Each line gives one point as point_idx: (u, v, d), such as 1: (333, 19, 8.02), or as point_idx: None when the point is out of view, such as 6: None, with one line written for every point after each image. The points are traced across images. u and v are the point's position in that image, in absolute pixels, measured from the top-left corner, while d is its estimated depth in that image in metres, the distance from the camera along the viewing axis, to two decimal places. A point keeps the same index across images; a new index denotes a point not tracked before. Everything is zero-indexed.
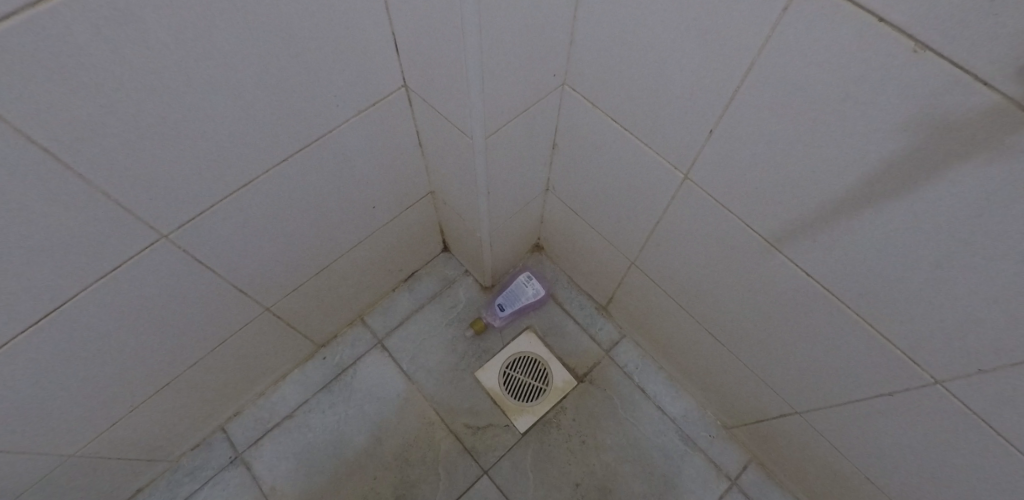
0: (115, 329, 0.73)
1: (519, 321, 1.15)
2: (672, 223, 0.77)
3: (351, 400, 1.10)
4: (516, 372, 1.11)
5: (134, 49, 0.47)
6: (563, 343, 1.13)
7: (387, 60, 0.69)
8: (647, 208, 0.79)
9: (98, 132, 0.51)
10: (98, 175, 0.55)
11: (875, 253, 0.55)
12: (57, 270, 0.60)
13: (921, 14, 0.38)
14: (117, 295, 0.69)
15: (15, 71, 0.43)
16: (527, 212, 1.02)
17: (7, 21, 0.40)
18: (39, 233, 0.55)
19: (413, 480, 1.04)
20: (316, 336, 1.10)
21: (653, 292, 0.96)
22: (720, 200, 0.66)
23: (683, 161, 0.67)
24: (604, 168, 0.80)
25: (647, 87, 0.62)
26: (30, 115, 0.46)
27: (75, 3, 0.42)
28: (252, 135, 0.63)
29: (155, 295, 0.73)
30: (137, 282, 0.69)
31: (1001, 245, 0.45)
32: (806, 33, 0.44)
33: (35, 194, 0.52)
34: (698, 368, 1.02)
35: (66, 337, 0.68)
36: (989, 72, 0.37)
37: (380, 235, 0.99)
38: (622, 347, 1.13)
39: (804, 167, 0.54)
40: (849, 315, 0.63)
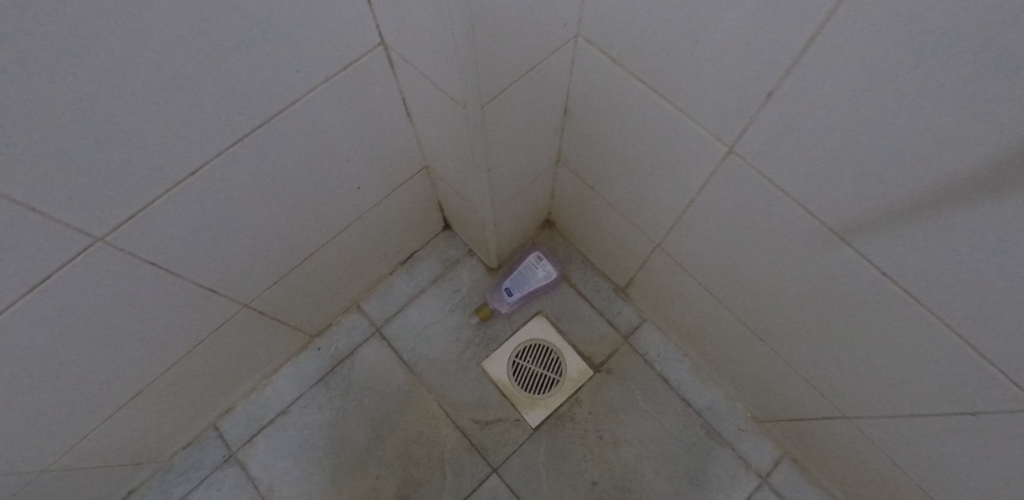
0: (64, 345, 0.63)
1: (529, 305, 1.04)
2: (708, 203, 0.65)
3: (349, 394, 1.02)
4: (527, 362, 1.01)
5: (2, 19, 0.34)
6: (577, 329, 1.03)
7: (359, 13, 0.55)
8: (678, 185, 0.67)
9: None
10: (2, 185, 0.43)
11: (986, 256, 0.42)
12: None
13: None
14: (59, 311, 0.58)
15: None
16: (535, 186, 0.89)
17: None
18: None
19: (417, 479, 0.97)
20: (308, 326, 1.01)
21: (681, 277, 0.84)
22: (775, 180, 0.53)
23: (729, 132, 0.53)
24: (628, 139, 0.67)
25: (686, 37, 0.48)
26: None
27: None
28: (192, 117, 0.50)
29: (106, 305, 0.63)
30: (81, 294, 0.59)
31: None
32: None
33: None
34: (729, 359, 0.92)
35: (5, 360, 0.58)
36: None
37: (369, 217, 0.87)
38: (643, 333, 1.02)
39: (898, 142, 0.41)
40: (933, 323, 0.51)
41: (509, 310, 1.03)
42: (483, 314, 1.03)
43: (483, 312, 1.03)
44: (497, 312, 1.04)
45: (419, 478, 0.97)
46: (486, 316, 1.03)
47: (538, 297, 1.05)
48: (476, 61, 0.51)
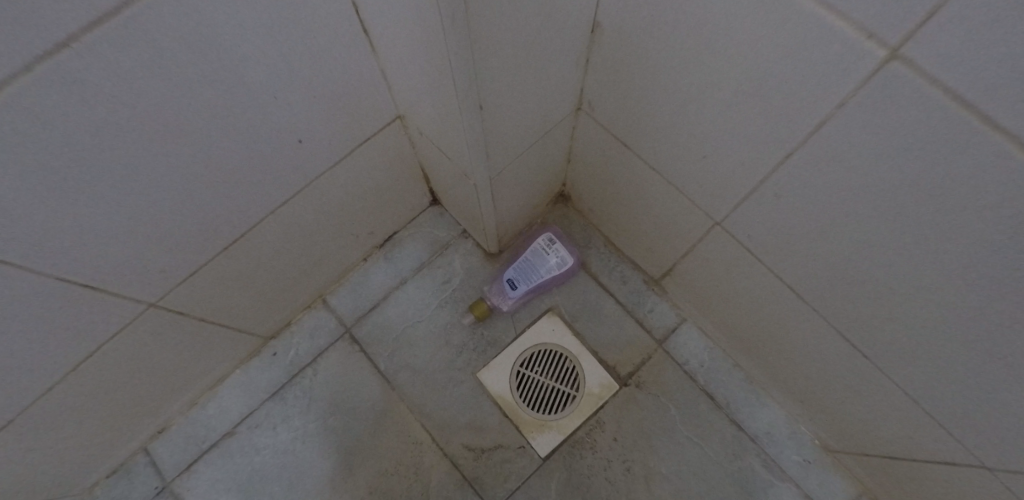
0: None
1: (537, 301, 0.83)
2: (829, 155, 0.41)
3: (310, 412, 0.81)
4: (535, 373, 0.79)
5: None
6: (598, 331, 0.81)
7: None
8: (778, 130, 0.42)
9: None
10: None
11: None
12: None
13: None
14: None
15: None
16: (547, 142, 0.66)
17: None
18: None
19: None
20: (257, 327, 0.79)
21: (748, 268, 0.61)
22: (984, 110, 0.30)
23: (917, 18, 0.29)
24: (702, 54, 0.42)
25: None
26: None
27: None
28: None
29: None
30: None
31: None
32: None
33: None
34: (801, 375, 0.69)
35: None
36: None
37: (324, 186, 0.64)
38: (682, 337, 0.80)
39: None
40: None
41: (512, 306, 0.81)
42: (480, 312, 0.80)
43: (480, 310, 0.81)
44: (497, 308, 0.82)
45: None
46: (482, 314, 0.81)
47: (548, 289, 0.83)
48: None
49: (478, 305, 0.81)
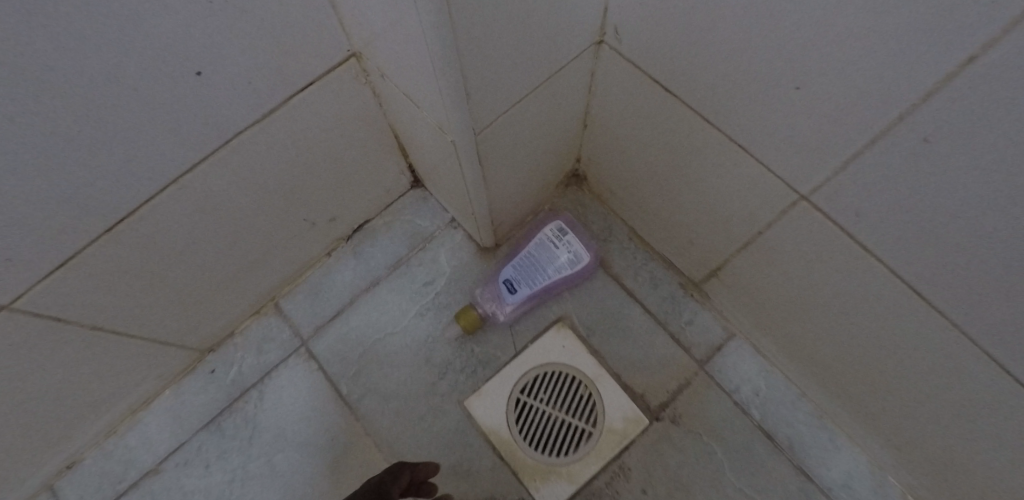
0: None
1: (543, 309, 0.65)
2: None
3: (253, 448, 0.64)
4: (540, 402, 0.62)
5: None
6: (621, 348, 0.62)
7: None
8: (954, 18, 0.23)
9: None
10: None
11: None
12: None
13: None
14: None
15: None
16: (555, 92, 0.48)
17: None
18: None
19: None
20: (185, 338, 0.62)
21: (843, 266, 0.42)
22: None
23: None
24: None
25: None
26: None
27: None
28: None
29: None
30: None
31: None
32: None
33: None
34: (904, 416, 0.50)
35: None
36: None
37: (242, 148, 0.46)
38: (731, 358, 0.61)
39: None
40: None
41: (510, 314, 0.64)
42: (469, 321, 0.63)
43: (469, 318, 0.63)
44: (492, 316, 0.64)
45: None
46: (472, 325, 0.63)
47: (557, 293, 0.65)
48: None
49: (466, 312, 0.63)
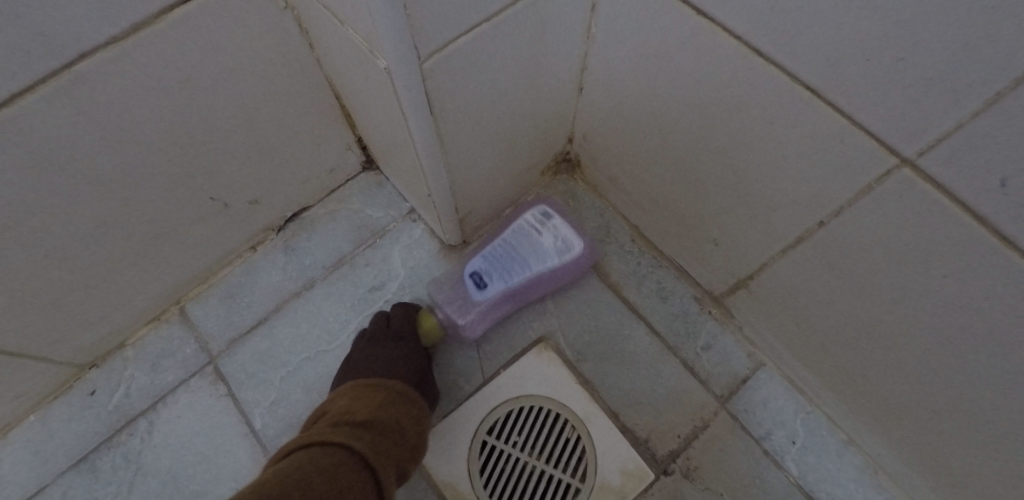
0: None
1: (520, 325, 0.51)
2: None
3: (134, 496, 0.49)
4: (512, 446, 0.47)
5: None
6: (619, 377, 0.49)
7: None
8: None
9: None
10: None
11: None
12: None
13: None
14: None
15: None
16: (543, 25, 0.35)
17: None
18: None
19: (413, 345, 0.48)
20: (51, 350, 0.47)
21: (953, 272, 0.29)
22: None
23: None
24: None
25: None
26: None
27: None
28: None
29: None
30: None
31: None
32: None
33: None
34: (1012, 487, 0.36)
35: None
36: None
37: (94, 78, 0.32)
38: (759, 394, 0.48)
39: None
40: None
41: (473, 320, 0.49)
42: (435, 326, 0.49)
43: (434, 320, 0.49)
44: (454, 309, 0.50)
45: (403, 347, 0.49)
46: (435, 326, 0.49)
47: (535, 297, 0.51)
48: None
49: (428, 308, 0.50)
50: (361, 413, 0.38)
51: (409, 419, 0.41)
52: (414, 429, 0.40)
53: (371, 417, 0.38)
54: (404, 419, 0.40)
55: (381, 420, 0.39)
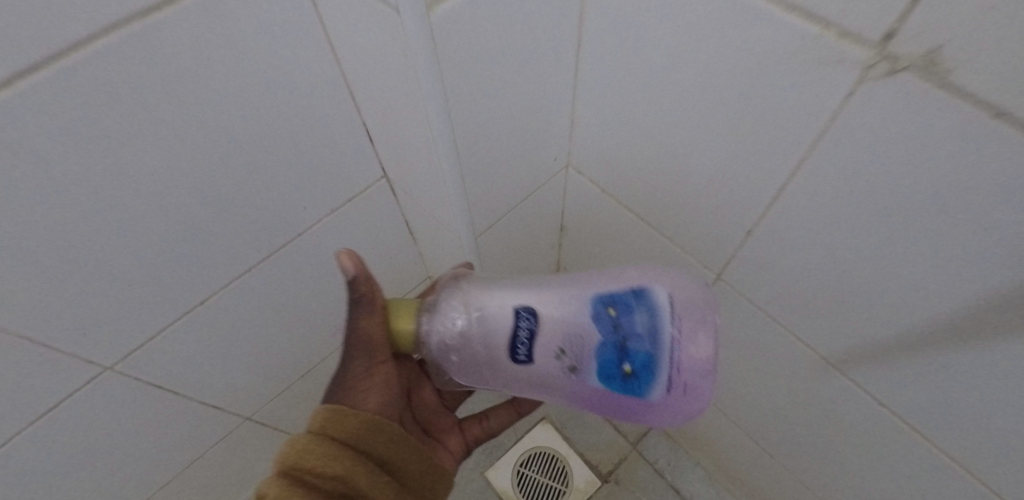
0: (75, 466, 0.63)
1: (534, 412, 1.03)
2: None
3: None
4: (531, 471, 0.99)
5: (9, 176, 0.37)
6: (584, 435, 1.01)
7: (361, 152, 0.58)
8: None
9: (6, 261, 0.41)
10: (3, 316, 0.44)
11: (983, 408, 0.41)
12: (8, 419, 0.52)
13: (1017, 96, 0.26)
14: (77, 435, 0.59)
15: None
16: None
17: None
18: None
19: (461, 373, 0.52)
20: None
21: None
22: (773, 308, 0.52)
23: (726, 246, 0.51)
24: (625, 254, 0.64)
25: (678, 161, 0.47)
26: None
27: None
28: (159, 231, 0.48)
29: (124, 432, 0.64)
30: (100, 415, 0.60)
31: None
32: (894, 115, 0.31)
33: None
34: (742, 473, 0.87)
35: (20, 481, 0.59)
36: None
37: None
38: (652, 441, 0.99)
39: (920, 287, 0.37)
40: (942, 460, 0.48)
41: (484, 376, 0.52)
42: (408, 318, 0.50)
43: (399, 308, 0.50)
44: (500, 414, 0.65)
45: (443, 433, 0.62)
46: (406, 326, 0.50)
47: (549, 307, 0.48)
48: (466, 176, 0.50)
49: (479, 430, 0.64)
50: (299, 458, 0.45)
51: (351, 440, 0.48)
52: (339, 470, 0.45)
53: (306, 450, 0.46)
54: (328, 447, 0.46)
55: (325, 433, 0.47)
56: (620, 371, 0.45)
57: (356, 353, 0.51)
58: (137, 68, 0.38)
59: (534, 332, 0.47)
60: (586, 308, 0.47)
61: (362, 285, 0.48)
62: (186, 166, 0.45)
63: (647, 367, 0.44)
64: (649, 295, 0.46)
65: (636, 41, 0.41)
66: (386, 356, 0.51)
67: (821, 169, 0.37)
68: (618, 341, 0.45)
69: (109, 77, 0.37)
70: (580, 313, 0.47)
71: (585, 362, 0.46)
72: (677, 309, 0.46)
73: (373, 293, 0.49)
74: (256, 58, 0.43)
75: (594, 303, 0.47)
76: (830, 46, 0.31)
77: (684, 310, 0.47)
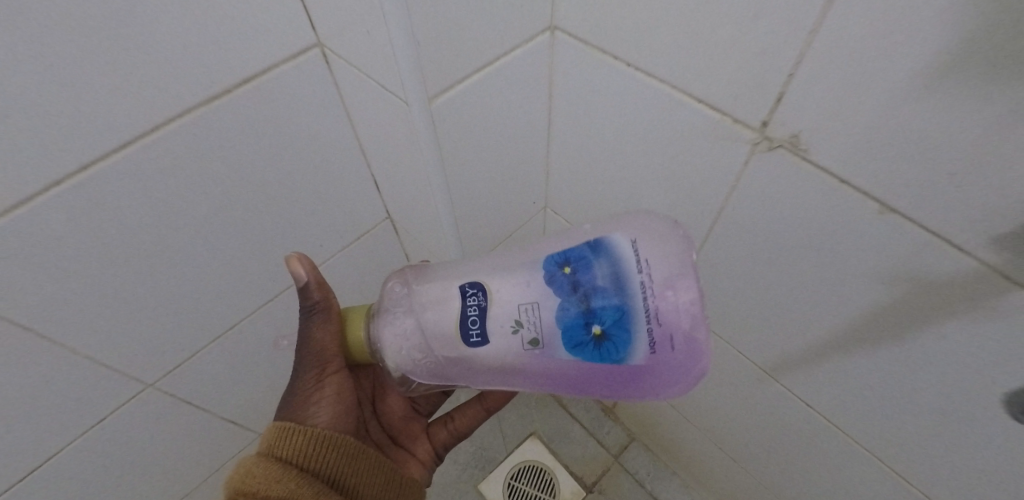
0: (112, 477, 0.70)
1: (523, 427, 1.12)
2: None
3: None
4: (521, 483, 1.07)
5: (98, 222, 0.48)
6: (569, 449, 1.09)
7: (369, 198, 0.69)
8: None
9: (85, 291, 0.51)
10: (75, 338, 0.54)
11: (877, 403, 0.51)
12: (64, 430, 0.60)
13: (846, 167, 0.37)
14: (118, 447, 0.67)
15: (30, 252, 0.46)
16: None
17: (41, 196, 0.44)
18: (47, 394, 0.55)
19: (417, 360, 0.50)
20: None
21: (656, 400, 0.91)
22: (716, 326, 0.62)
23: None
24: None
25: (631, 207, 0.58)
26: (46, 292, 0.49)
27: (80, 188, 0.45)
28: (204, 266, 0.58)
29: (156, 445, 0.72)
30: (138, 429, 0.68)
31: (991, 403, 0.41)
32: (774, 178, 0.42)
33: (35, 362, 0.52)
34: (713, 478, 0.96)
35: (65, 489, 0.66)
36: (969, 240, 0.34)
37: None
38: (632, 453, 1.08)
39: (818, 302, 0.48)
40: (860, 451, 0.57)
41: (454, 374, 0.50)
42: (356, 324, 0.53)
43: (348, 317, 0.55)
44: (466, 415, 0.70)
45: (409, 438, 0.70)
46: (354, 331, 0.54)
47: (498, 283, 0.47)
48: (459, 220, 0.61)
49: (442, 437, 0.71)
50: (251, 479, 0.48)
51: (298, 455, 0.51)
52: (287, 485, 0.48)
53: (257, 469, 0.49)
54: (277, 466, 0.49)
55: (272, 452, 0.51)
56: (590, 335, 0.44)
57: (308, 364, 0.56)
58: (201, 138, 0.49)
59: (486, 309, 0.46)
60: (542, 275, 0.46)
61: (312, 292, 0.55)
62: (231, 211, 0.56)
63: (616, 322, 0.43)
64: (604, 245, 0.45)
65: (587, 115, 0.52)
66: (337, 367, 0.56)
67: (735, 215, 0.48)
68: (580, 303, 0.44)
69: (180, 145, 0.48)
70: (535, 280, 0.46)
71: (551, 333, 0.45)
72: (640, 256, 0.45)
73: (326, 302, 0.55)
74: (286, 125, 0.54)
75: (548, 266, 0.46)
76: (724, 129, 0.42)
77: (645, 255, 0.45)
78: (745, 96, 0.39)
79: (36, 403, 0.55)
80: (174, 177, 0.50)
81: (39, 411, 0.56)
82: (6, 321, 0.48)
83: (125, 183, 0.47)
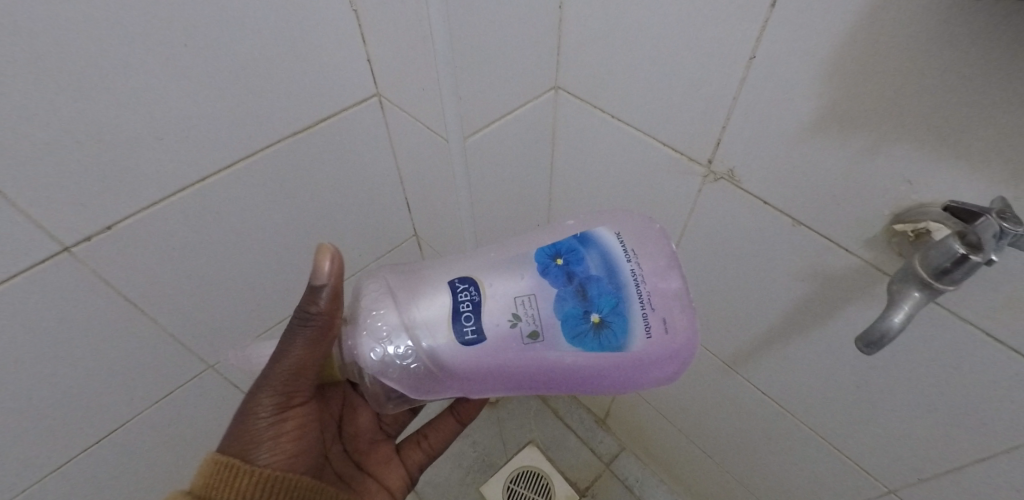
0: (165, 450, 0.81)
1: (522, 435, 1.22)
2: None
3: None
4: (519, 486, 1.17)
5: (201, 223, 0.61)
6: (564, 456, 1.19)
7: (400, 216, 0.84)
8: None
9: (182, 278, 0.64)
10: (166, 317, 0.66)
11: (812, 383, 0.63)
12: (140, 399, 0.71)
13: (766, 190, 0.51)
14: (176, 421, 0.78)
15: (153, 243, 0.59)
16: None
17: (172, 198, 0.58)
18: (135, 365, 0.67)
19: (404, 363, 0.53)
20: None
21: (642, 405, 1.03)
22: None
23: None
24: None
25: None
26: (155, 277, 0.62)
27: (195, 194, 0.59)
28: (270, 264, 0.72)
29: (205, 423, 0.83)
30: (193, 406, 0.79)
31: (887, 373, 0.54)
32: (719, 199, 0.56)
33: (134, 334, 0.65)
34: (694, 480, 1.06)
35: (128, 457, 0.77)
36: (850, 242, 0.48)
37: None
38: (622, 461, 1.18)
39: (760, 299, 0.61)
40: (806, 430, 0.69)
41: (440, 380, 0.54)
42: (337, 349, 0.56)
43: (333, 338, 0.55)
44: (441, 431, 0.77)
45: (380, 462, 0.72)
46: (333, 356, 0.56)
47: (489, 279, 0.52)
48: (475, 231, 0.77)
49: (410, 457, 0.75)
50: None
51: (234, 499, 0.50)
52: None
53: None
54: None
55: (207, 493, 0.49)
56: (589, 322, 0.49)
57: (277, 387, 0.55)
58: (283, 160, 0.64)
59: (479, 304, 0.51)
60: (537, 268, 0.52)
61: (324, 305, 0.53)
62: (296, 220, 0.70)
63: (612, 308, 0.49)
64: (593, 241, 0.52)
65: (580, 151, 0.67)
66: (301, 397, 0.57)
67: (694, 230, 0.62)
68: (577, 292, 0.50)
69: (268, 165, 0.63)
70: (530, 274, 0.52)
71: (550, 325, 0.50)
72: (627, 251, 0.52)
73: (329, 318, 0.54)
74: (346, 153, 0.69)
75: (542, 259, 0.52)
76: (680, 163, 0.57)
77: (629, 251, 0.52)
78: (693, 138, 0.53)
79: (124, 372, 0.67)
80: (260, 192, 0.64)
81: (129, 381, 0.68)
82: (124, 300, 0.61)
83: (226, 194, 0.61)
